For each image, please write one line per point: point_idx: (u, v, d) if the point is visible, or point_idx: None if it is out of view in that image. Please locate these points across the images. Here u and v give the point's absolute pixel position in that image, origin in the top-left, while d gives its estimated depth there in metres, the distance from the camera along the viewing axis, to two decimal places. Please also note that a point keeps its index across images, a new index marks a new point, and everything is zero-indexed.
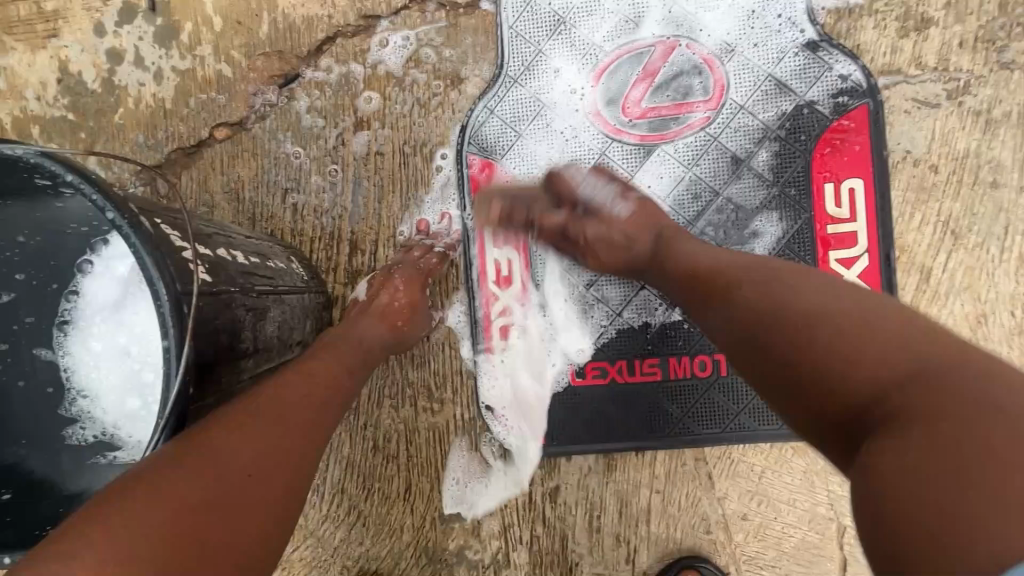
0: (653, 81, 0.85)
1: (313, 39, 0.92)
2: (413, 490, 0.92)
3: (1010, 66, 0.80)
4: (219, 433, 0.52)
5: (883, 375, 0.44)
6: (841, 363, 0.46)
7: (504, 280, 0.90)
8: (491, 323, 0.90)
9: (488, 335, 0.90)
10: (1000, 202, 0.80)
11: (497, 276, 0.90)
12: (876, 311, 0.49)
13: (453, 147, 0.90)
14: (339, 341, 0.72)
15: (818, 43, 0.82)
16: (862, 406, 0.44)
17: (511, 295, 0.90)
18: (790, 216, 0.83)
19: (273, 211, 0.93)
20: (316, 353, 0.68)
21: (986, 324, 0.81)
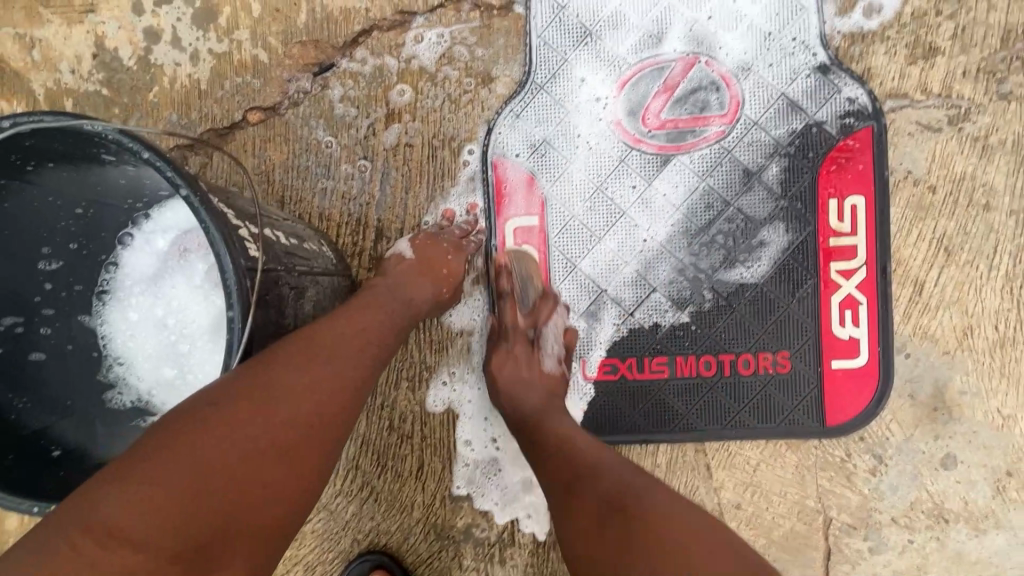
0: (672, 95, 0.90)
1: (350, 31, 0.94)
2: (425, 470, 0.97)
3: (1008, 97, 0.85)
4: (244, 390, 0.53)
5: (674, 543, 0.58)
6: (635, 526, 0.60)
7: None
8: None
9: None
10: (991, 223, 0.86)
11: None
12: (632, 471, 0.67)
13: (480, 143, 0.94)
14: (375, 302, 0.72)
15: (829, 66, 0.87)
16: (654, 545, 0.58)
17: None
18: (797, 228, 0.88)
19: (302, 194, 0.96)
20: (354, 314, 0.68)
21: (971, 336, 0.87)
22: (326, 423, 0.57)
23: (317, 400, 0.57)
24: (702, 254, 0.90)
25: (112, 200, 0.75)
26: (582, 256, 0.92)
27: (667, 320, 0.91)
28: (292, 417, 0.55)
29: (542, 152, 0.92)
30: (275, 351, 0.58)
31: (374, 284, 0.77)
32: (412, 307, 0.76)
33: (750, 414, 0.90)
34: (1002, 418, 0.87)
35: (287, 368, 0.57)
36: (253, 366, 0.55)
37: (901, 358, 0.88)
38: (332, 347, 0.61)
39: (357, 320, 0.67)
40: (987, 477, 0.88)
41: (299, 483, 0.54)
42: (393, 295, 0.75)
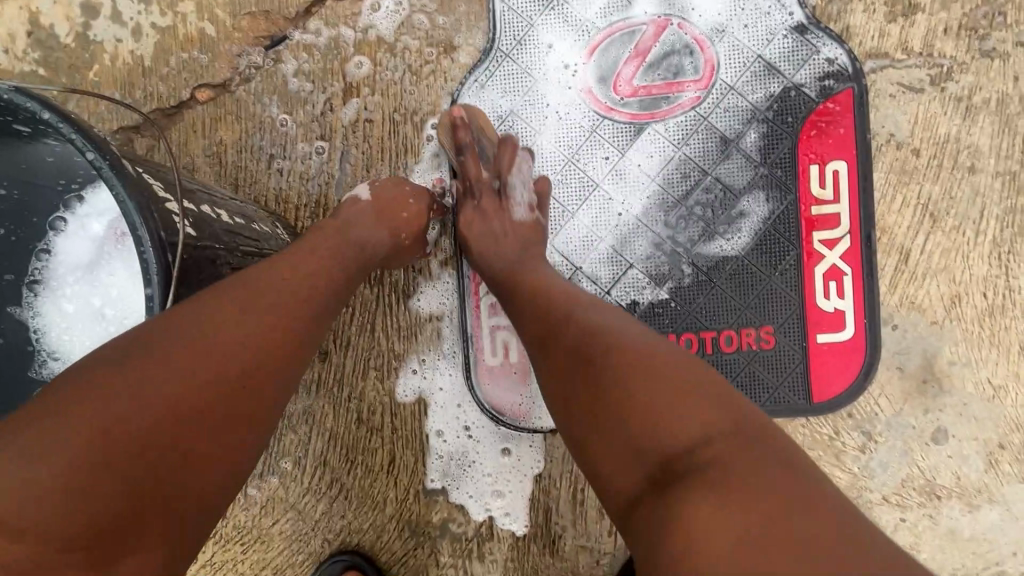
0: (644, 60, 0.85)
1: (302, 1, 0.89)
2: (396, 464, 0.92)
3: (990, 54, 0.82)
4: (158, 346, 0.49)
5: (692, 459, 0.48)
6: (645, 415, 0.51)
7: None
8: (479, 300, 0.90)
9: (477, 314, 0.90)
10: (977, 186, 0.83)
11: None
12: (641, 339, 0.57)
13: (444, 117, 0.89)
14: (319, 247, 0.66)
15: (807, 26, 0.83)
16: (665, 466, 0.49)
17: None
18: (777, 197, 0.84)
19: (257, 176, 0.91)
20: (306, 265, 0.62)
21: (959, 305, 0.84)
22: (259, 375, 0.52)
23: (245, 353, 0.51)
24: (680, 224, 0.85)
25: (41, 180, 0.68)
26: (555, 232, 0.87)
27: (644, 297, 0.86)
28: (219, 369, 0.49)
29: (510, 123, 0.88)
30: (188, 303, 0.52)
31: (318, 228, 0.71)
32: (364, 253, 0.71)
33: None
34: (993, 388, 0.84)
35: (214, 319, 0.52)
36: (165, 321, 0.50)
37: (888, 330, 0.84)
38: (269, 298, 0.56)
39: (304, 270, 0.61)
40: (979, 450, 0.85)
41: (226, 454, 0.49)
42: (343, 243, 0.69)
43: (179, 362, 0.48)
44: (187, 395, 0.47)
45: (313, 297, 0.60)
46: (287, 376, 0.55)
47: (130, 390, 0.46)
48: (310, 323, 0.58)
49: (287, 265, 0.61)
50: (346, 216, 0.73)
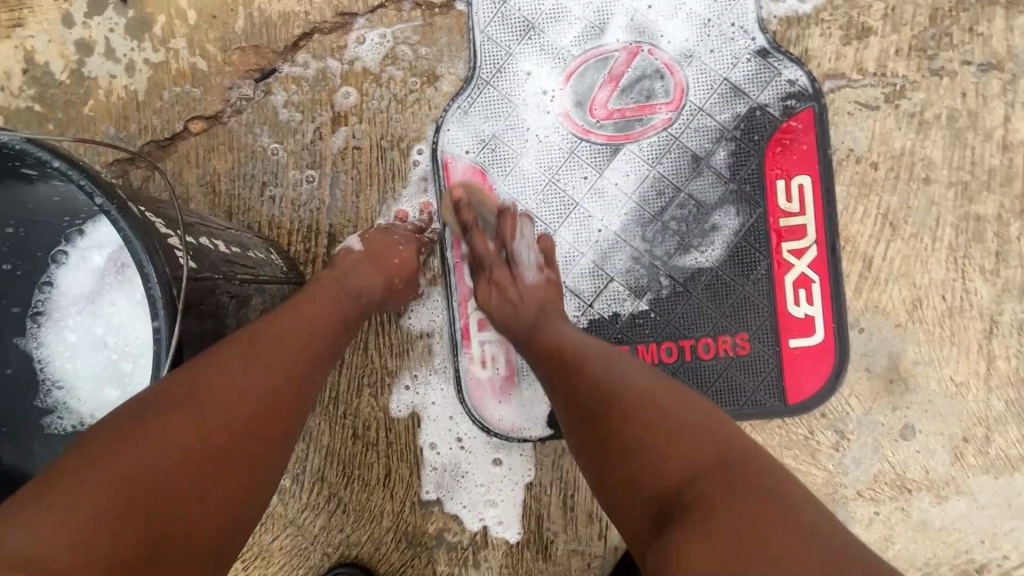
0: (618, 85, 0.90)
1: (290, 35, 0.93)
2: (392, 477, 0.95)
3: (939, 73, 0.87)
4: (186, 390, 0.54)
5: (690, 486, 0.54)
6: (646, 445, 0.57)
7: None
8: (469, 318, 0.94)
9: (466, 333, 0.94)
10: (931, 196, 0.88)
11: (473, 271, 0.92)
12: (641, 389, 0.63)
13: (429, 143, 0.93)
14: (316, 301, 0.71)
15: (768, 50, 0.89)
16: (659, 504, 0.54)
17: None
18: (746, 211, 0.89)
19: (250, 203, 0.94)
20: (307, 313, 0.68)
21: (921, 308, 0.89)
22: (266, 426, 0.57)
23: (254, 406, 0.56)
24: (656, 240, 0.90)
25: (44, 217, 0.72)
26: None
27: (625, 309, 0.91)
28: (231, 422, 0.54)
29: (492, 146, 0.92)
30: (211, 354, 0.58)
31: (318, 281, 0.75)
32: (360, 300, 0.76)
33: (713, 399, 0.90)
34: (955, 385, 0.89)
35: (226, 374, 0.57)
36: (191, 369, 0.56)
37: (855, 333, 0.89)
38: (274, 351, 0.61)
39: (305, 317, 0.67)
40: (945, 445, 0.90)
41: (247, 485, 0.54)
42: (343, 294, 0.74)
43: (195, 415, 0.53)
44: (202, 445, 0.52)
45: (313, 351, 0.65)
46: (290, 428, 0.59)
47: (152, 439, 0.50)
48: (310, 376, 0.63)
49: (286, 317, 0.66)
50: (344, 266, 0.79)
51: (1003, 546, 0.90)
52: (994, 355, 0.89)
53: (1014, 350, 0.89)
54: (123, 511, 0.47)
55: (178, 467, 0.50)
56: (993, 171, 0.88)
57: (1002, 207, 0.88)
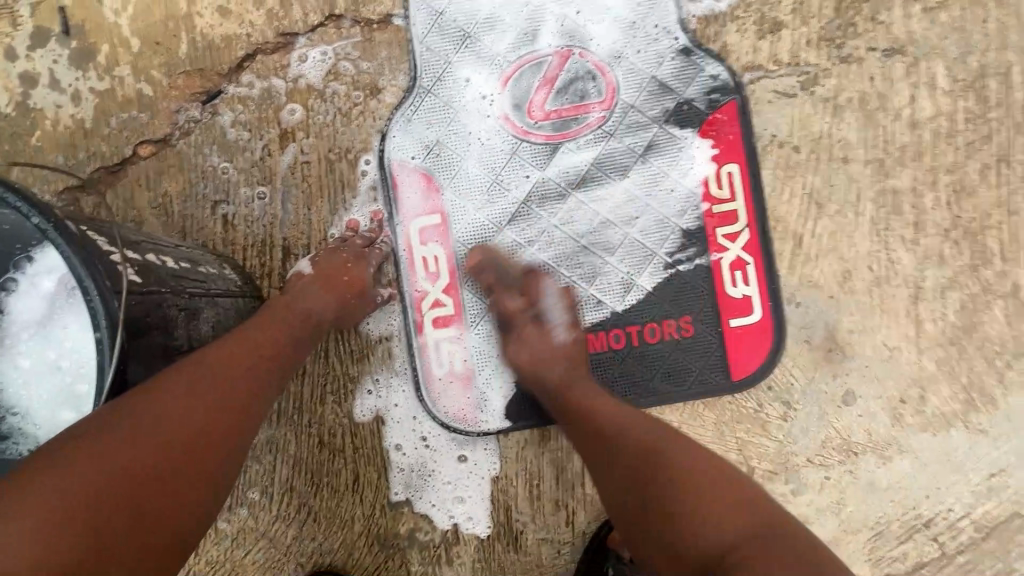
0: (553, 87, 0.95)
1: (233, 57, 0.96)
2: (361, 482, 0.96)
3: (848, 59, 0.94)
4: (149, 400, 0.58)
5: (718, 527, 0.60)
6: (697, 498, 0.63)
7: (431, 273, 0.95)
8: (424, 318, 0.96)
9: (423, 332, 0.96)
10: (851, 174, 0.94)
11: (426, 272, 0.95)
12: (677, 444, 0.69)
13: (375, 153, 0.96)
14: (273, 325, 0.75)
15: (691, 48, 0.94)
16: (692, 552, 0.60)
17: (439, 288, 0.96)
18: (680, 200, 0.94)
19: (203, 222, 0.96)
20: (261, 332, 0.73)
21: (850, 279, 0.94)
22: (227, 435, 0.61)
23: (216, 419, 0.61)
24: (599, 233, 0.94)
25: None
26: (488, 248, 0.95)
27: (575, 301, 0.94)
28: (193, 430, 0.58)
29: (437, 152, 0.95)
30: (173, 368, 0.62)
31: (268, 306, 0.80)
32: (310, 319, 0.80)
33: (663, 381, 0.94)
34: (889, 349, 0.95)
35: (187, 390, 0.60)
36: (153, 382, 0.60)
37: (793, 307, 0.95)
38: (235, 370, 0.65)
39: (259, 335, 0.72)
40: (885, 407, 0.95)
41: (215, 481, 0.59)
42: (302, 313, 0.79)
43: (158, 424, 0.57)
44: (167, 451, 0.56)
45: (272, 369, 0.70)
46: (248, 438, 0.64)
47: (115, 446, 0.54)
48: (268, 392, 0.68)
49: (242, 337, 0.71)
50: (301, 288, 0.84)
51: (946, 499, 0.95)
52: (921, 319, 0.94)
53: (939, 313, 0.94)
54: (92, 510, 0.51)
55: (143, 470, 0.54)
56: (904, 148, 0.94)
57: (916, 180, 0.94)
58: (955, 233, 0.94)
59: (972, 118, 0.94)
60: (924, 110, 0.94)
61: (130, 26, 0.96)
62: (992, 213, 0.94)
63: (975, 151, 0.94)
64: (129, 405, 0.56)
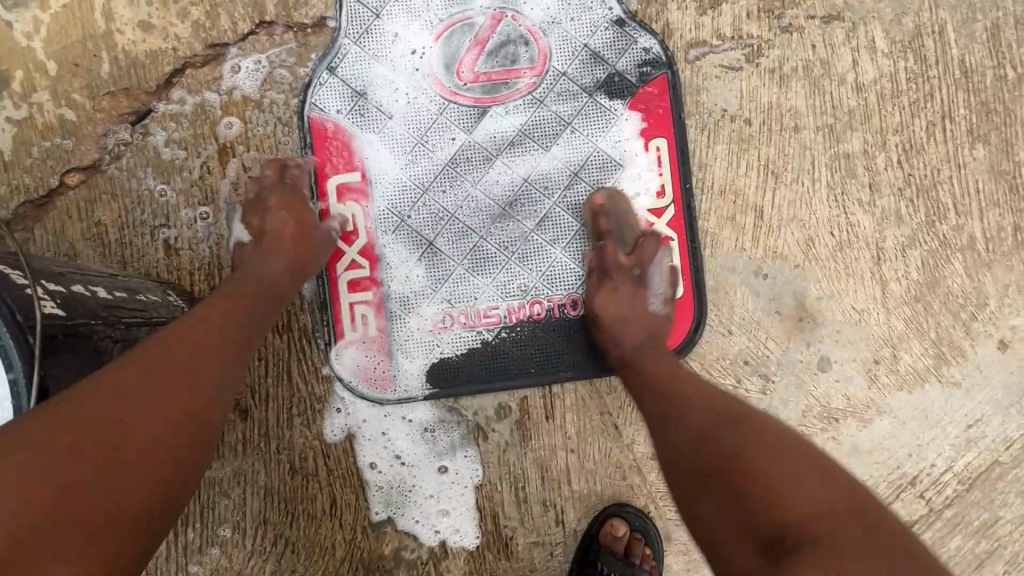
0: (483, 49, 0.92)
1: (160, 73, 0.91)
2: (338, 505, 0.92)
3: (789, 29, 0.94)
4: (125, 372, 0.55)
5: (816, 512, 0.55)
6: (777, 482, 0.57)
7: (346, 232, 0.92)
8: (337, 279, 0.92)
9: (335, 296, 0.92)
10: (804, 142, 0.94)
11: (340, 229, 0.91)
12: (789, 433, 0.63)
13: (295, 105, 0.91)
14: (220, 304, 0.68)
15: (625, 20, 0.93)
16: (778, 533, 0.54)
17: (354, 251, 0.92)
18: (600, 176, 0.93)
19: (144, 249, 0.90)
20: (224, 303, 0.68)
21: (814, 246, 0.95)
22: (176, 419, 0.55)
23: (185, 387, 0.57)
24: (523, 201, 0.92)
25: None
26: (408, 210, 0.92)
27: (492, 270, 0.92)
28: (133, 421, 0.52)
29: (362, 105, 0.92)
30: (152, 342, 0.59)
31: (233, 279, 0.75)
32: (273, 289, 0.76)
33: (583, 355, 0.92)
34: (858, 312, 0.95)
35: (133, 376, 0.55)
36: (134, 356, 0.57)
37: (761, 280, 0.94)
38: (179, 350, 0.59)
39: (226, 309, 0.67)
40: (860, 370, 0.95)
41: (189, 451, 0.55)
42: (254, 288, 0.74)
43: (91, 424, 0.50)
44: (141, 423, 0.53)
45: (225, 346, 0.63)
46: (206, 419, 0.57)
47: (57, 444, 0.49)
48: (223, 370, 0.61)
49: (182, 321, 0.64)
50: (248, 265, 0.79)
51: (928, 455, 0.95)
52: (886, 279, 0.95)
53: (902, 272, 0.95)
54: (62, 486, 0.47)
55: (98, 472, 0.49)
56: (852, 111, 0.95)
57: (867, 143, 0.95)
58: (909, 191, 0.95)
59: (913, 78, 0.95)
60: (867, 74, 0.95)
61: (45, 49, 0.90)
62: (942, 168, 0.96)
63: (920, 110, 0.95)
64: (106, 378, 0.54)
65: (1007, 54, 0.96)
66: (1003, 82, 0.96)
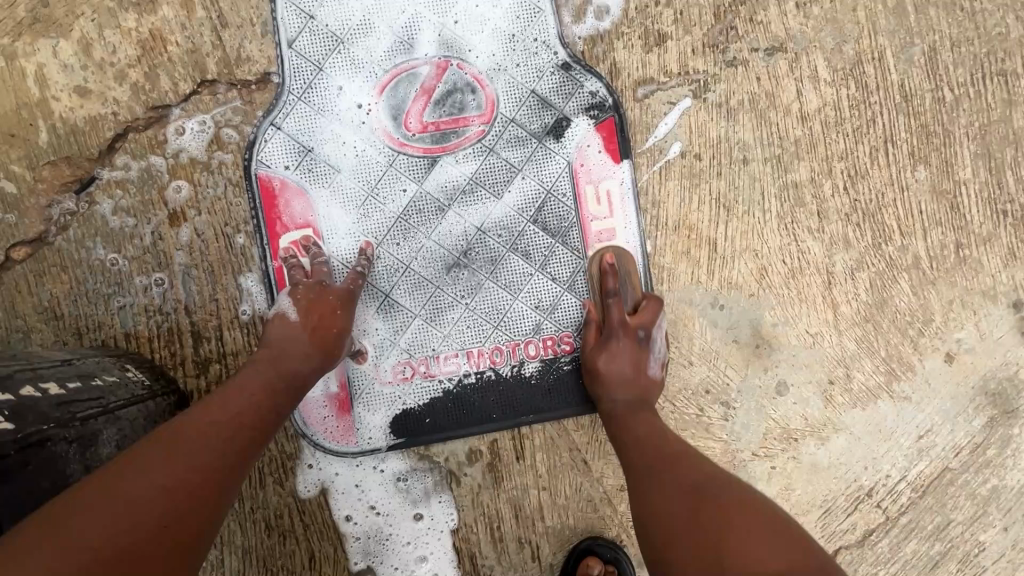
0: (430, 98, 0.92)
1: (102, 139, 0.89)
2: (317, 558, 0.93)
3: (733, 62, 0.96)
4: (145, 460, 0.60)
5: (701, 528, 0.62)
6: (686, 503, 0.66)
7: None
8: None
9: None
10: (753, 173, 0.97)
11: None
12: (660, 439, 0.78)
13: (242, 163, 0.90)
14: (239, 386, 0.73)
15: (571, 63, 0.93)
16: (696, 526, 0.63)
17: None
18: (553, 222, 0.94)
19: (99, 319, 0.89)
20: (239, 394, 0.72)
21: (767, 274, 0.97)
22: (188, 503, 0.60)
23: (191, 481, 0.61)
24: (476, 250, 0.93)
25: None
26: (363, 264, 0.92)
27: (449, 318, 0.94)
28: (151, 506, 0.57)
29: (310, 161, 0.91)
30: (171, 434, 0.64)
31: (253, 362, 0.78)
32: (298, 379, 0.78)
33: (544, 396, 0.95)
34: (812, 335, 0.98)
35: (150, 465, 0.60)
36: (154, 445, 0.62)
37: (717, 310, 0.97)
38: (195, 437, 0.65)
39: (239, 402, 0.71)
40: (816, 391, 0.99)
41: (184, 543, 0.58)
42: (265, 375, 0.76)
43: (111, 510, 0.55)
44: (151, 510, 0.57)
45: (236, 433, 0.68)
46: (217, 505, 0.63)
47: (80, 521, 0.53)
48: (235, 455, 0.66)
49: (193, 411, 0.68)
50: (268, 341, 0.82)
51: (883, 467, 1.00)
52: (837, 302, 0.98)
53: (852, 293, 0.99)
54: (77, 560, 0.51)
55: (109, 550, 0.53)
56: (798, 141, 0.97)
57: (814, 171, 0.97)
58: (856, 216, 0.98)
59: (856, 104, 0.98)
60: (811, 103, 0.97)
61: None
62: (886, 191, 0.99)
63: (863, 135, 0.98)
64: (131, 465, 0.59)
65: (944, 77, 0.99)
66: (941, 104, 0.99)
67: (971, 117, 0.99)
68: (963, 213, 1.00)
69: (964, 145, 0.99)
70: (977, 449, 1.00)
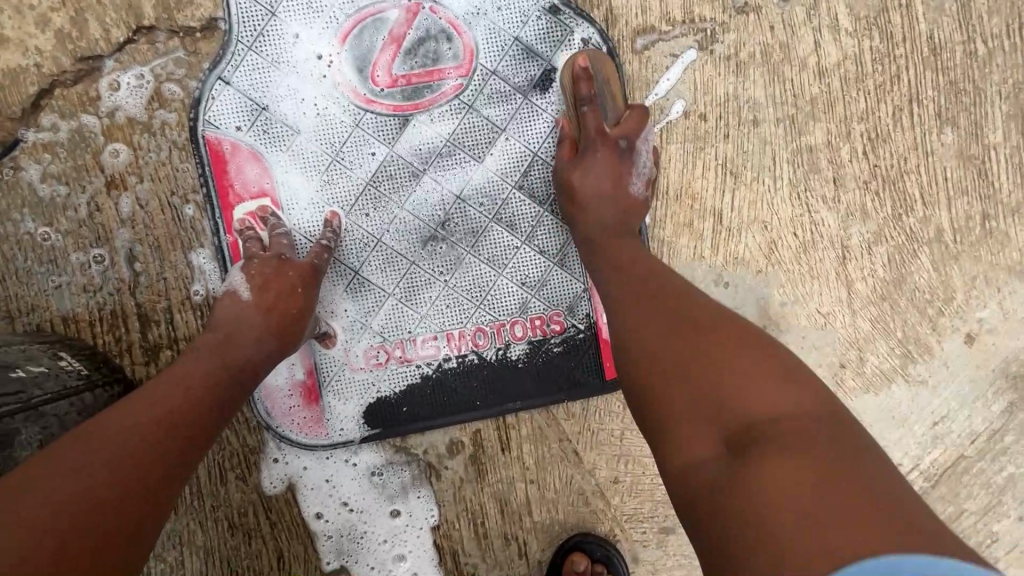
0: (400, 48, 0.81)
1: (25, 95, 0.77)
2: (286, 558, 0.86)
3: (744, 10, 0.85)
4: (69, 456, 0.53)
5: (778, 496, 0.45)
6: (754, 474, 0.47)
7: None
8: None
9: None
10: (763, 136, 0.87)
11: None
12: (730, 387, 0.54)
13: (187, 124, 0.79)
14: (179, 377, 0.65)
15: (560, 7, 0.82)
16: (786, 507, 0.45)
17: None
18: (541, 188, 0.84)
19: (32, 301, 0.80)
20: (181, 385, 0.64)
21: (777, 249, 0.89)
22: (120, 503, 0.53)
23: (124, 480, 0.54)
24: (455, 220, 0.84)
25: None
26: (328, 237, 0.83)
27: (426, 297, 0.85)
28: (77, 505, 0.50)
29: (265, 121, 0.80)
30: (100, 427, 0.57)
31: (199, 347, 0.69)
32: (251, 367, 0.70)
33: (532, 382, 0.86)
34: (823, 315, 0.90)
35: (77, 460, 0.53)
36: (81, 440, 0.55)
37: (722, 288, 0.88)
38: (127, 432, 0.57)
39: (180, 393, 0.63)
40: (826, 375, 0.91)
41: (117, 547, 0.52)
42: (213, 362, 0.68)
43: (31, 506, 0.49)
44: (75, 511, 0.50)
45: (176, 428, 0.60)
46: (153, 505, 0.56)
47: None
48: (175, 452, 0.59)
49: (118, 408, 0.60)
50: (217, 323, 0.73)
51: (895, 455, 0.93)
52: (852, 279, 0.90)
53: (868, 270, 0.90)
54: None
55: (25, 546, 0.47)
56: (815, 100, 0.87)
57: (830, 134, 0.88)
58: (875, 183, 0.89)
59: (879, 58, 0.88)
60: (830, 56, 0.87)
61: None
62: (910, 157, 0.89)
63: (886, 94, 0.88)
64: (55, 460, 0.53)
65: (978, 27, 0.88)
66: (973, 58, 0.89)
67: (1005, 74, 0.89)
68: (991, 180, 0.91)
69: (996, 106, 0.90)
70: (995, 436, 0.94)
